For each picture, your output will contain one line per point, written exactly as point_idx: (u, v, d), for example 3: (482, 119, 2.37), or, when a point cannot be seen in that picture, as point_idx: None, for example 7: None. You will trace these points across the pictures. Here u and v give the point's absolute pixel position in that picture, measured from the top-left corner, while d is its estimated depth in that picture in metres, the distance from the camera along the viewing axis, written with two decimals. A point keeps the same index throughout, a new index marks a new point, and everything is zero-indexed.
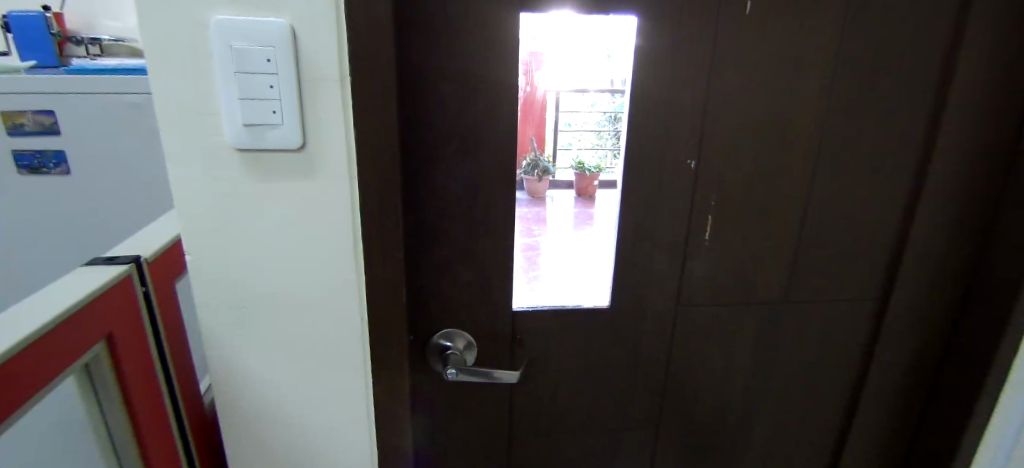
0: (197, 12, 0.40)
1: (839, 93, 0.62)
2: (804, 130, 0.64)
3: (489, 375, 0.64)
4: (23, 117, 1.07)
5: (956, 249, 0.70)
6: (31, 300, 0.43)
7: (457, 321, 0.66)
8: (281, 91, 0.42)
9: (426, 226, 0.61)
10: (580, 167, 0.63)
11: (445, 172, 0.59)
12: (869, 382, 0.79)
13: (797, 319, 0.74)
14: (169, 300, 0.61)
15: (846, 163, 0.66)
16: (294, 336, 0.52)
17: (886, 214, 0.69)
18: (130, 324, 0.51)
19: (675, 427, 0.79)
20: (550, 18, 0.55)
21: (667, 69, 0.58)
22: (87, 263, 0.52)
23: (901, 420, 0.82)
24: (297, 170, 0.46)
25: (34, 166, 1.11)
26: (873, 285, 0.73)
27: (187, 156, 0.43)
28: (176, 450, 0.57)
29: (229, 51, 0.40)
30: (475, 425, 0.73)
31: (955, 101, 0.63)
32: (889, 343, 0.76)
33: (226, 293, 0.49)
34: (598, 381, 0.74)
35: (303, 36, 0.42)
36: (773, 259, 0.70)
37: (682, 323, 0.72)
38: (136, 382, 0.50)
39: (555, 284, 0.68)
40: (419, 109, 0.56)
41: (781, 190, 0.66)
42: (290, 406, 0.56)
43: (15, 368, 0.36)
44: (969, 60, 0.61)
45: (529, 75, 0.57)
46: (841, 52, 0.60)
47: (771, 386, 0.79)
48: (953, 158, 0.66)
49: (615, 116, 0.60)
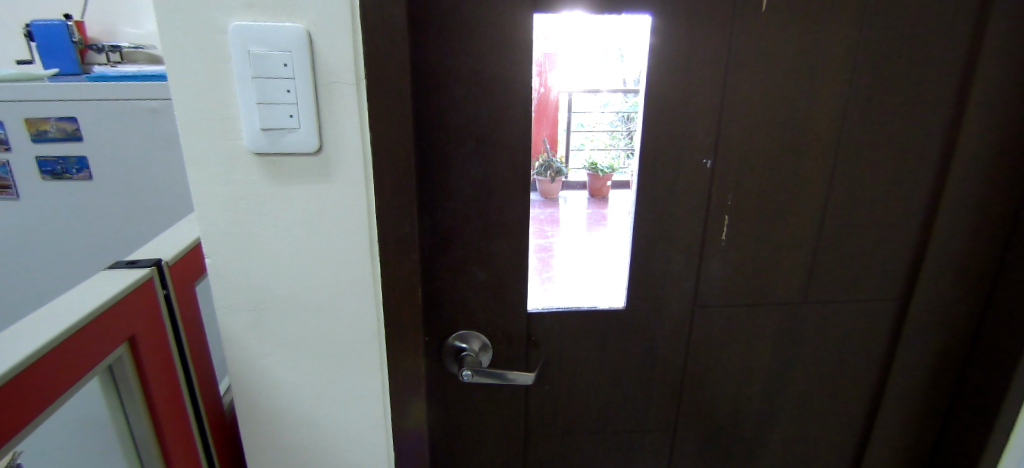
0: (216, 19, 0.40)
1: (859, 89, 0.61)
2: (823, 127, 0.62)
3: (504, 377, 0.63)
4: (46, 124, 1.09)
5: (981, 248, 0.68)
6: (56, 302, 0.44)
7: (472, 322, 0.66)
8: (298, 96, 0.42)
9: (441, 228, 0.61)
10: (593, 168, 0.62)
11: (459, 173, 0.59)
12: (892, 384, 0.77)
13: (817, 319, 0.73)
14: (190, 302, 0.62)
15: (867, 160, 0.64)
16: (310, 338, 0.53)
17: (909, 212, 0.68)
18: (151, 328, 0.51)
19: (692, 429, 0.78)
20: (563, 19, 0.55)
21: (681, 68, 0.57)
22: (110, 266, 0.53)
23: (925, 423, 0.80)
24: (313, 173, 0.46)
25: (57, 172, 1.13)
26: (896, 286, 0.72)
27: (206, 159, 0.44)
28: (196, 451, 0.57)
29: (247, 56, 0.41)
30: (491, 426, 0.73)
31: (980, 95, 0.61)
32: (912, 345, 0.74)
33: (244, 296, 0.50)
34: (614, 383, 0.74)
35: (319, 40, 0.42)
36: (791, 260, 0.69)
37: (699, 324, 0.71)
38: (158, 384, 0.51)
39: (569, 285, 0.67)
40: (433, 111, 0.56)
41: (800, 188, 0.65)
42: (307, 408, 0.56)
43: (46, 369, 0.37)
44: (995, 53, 0.60)
45: (543, 77, 0.57)
46: (861, 46, 0.59)
47: (790, 388, 0.78)
48: (977, 155, 0.64)
49: (628, 115, 0.60)
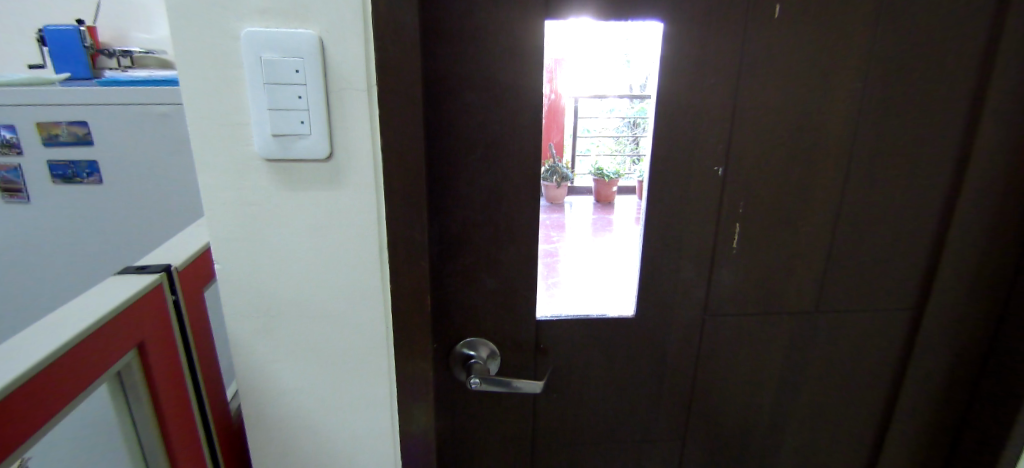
0: (227, 25, 0.40)
1: (872, 97, 0.60)
2: (837, 134, 0.62)
3: (511, 385, 0.62)
4: (57, 128, 1.10)
5: (997, 257, 0.67)
6: (68, 306, 0.44)
7: (480, 330, 0.66)
8: (309, 102, 0.42)
9: (449, 235, 0.60)
10: (599, 173, 0.63)
11: (468, 180, 0.58)
12: (904, 396, 0.76)
13: (830, 328, 0.72)
14: (197, 308, 0.61)
15: (880, 168, 0.64)
16: (316, 343, 0.52)
17: (923, 221, 0.67)
18: (160, 333, 0.51)
19: (701, 439, 0.77)
20: (573, 25, 0.55)
21: (692, 75, 0.57)
22: (120, 271, 0.53)
23: (938, 435, 0.79)
24: (323, 178, 0.46)
25: (68, 176, 1.14)
26: (909, 295, 0.70)
27: (217, 165, 0.44)
28: (204, 457, 0.57)
29: (259, 63, 0.41)
30: (498, 433, 0.72)
31: (995, 101, 0.60)
32: (924, 356, 0.73)
33: (252, 302, 0.50)
34: (622, 391, 0.73)
35: (331, 46, 0.42)
36: (804, 268, 0.68)
37: (709, 333, 0.70)
38: (165, 389, 0.51)
39: (576, 291, 0.67)
40: (443, 118, 0.55)
41: (812, 195, 0.64)
42: (314, 415, 0.56)
43: (56, 373, 0.37)
44: (1010, 59, 0.59)
45: (552, 83, 0.56)
46: (874, 53, 0.59)
47: (802, 398, 0.76)
48: (991, 165, 0.63)
49: (635, 121, 0.60)
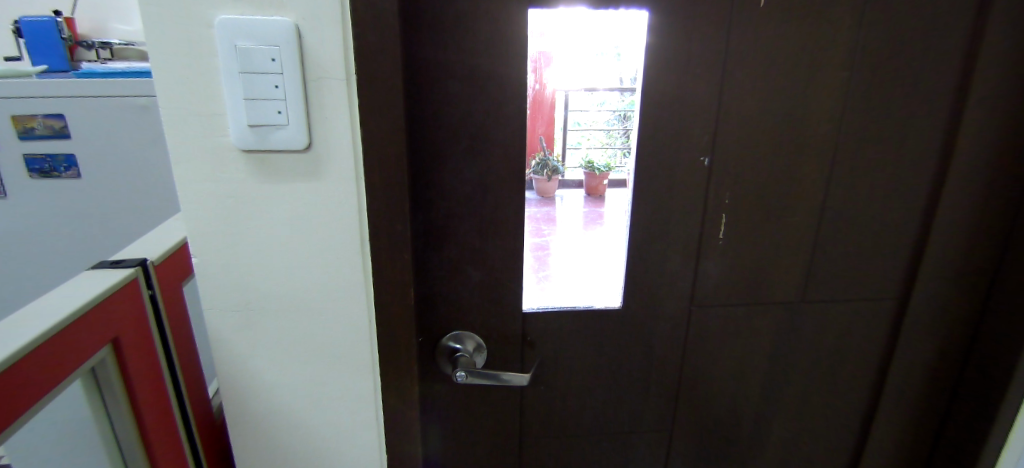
0: (199, 12, 0.39)
1: (858, 87, 0.60)
2: (822, 124, 0.61)
3: (499, 378, 0.62)
4: (33, 121, 1.08)
5: (981, 247, 0.67)
6: (38, 301, 0.43)
7: (467, 322, 0.65)
8: (287, 92, 0.41)
9: (434, 227, 0.60)
10: (590, 166, 0.61)
11: (453, 172, 0.58)
12: (889, 386, 0.76)
13: (816, 318, 0.72)
14: (175, 303, 0.60)
15: (865, 158, 0.64)
16: (299, 337, 0.51)
17: (908, 211, 0.67)
18: (136, 328, 0.50)
19: (689, 429, 0.78)
20: (558, 13, 0.54)
21: (678, 65, 0.56)
22: (93, 266, 0.51)
23: (924, 422, 0.79)
24: (302, 169, 0.45)
25: (45, 170, 1.12)
26: (895, 284, 0.71)
27: (191, 156, 0.43)
28: (183, 455, 0.56)
29: (234, 51, 0.40)
30: (486, 426, 0.72)
31: (980, 92, 0.61)
32: (910, 345, 0.73)
33: (230, 296, 0.49)
34: (610, 382, 0.73)
35: (308, 34, 0.41)
36: (789, 258, 0.68)
37: (696, 324, 0.70)
38: (142, 384, 0.50)
39: (565, 285, 0.66)
40: (427, 108, 0.55)
41: (798, 185, 0.64)
42: (298, 410, 0.55)
43: (27, 368, 0.36)
44: (996, 49, 0.59)
45: (538, 73, 0.56)
46: (860, 43, 0.58)
47: (788, 386, 0.77)
48: (975, 156, 0.63)
49: (625, 114, 0.59)
